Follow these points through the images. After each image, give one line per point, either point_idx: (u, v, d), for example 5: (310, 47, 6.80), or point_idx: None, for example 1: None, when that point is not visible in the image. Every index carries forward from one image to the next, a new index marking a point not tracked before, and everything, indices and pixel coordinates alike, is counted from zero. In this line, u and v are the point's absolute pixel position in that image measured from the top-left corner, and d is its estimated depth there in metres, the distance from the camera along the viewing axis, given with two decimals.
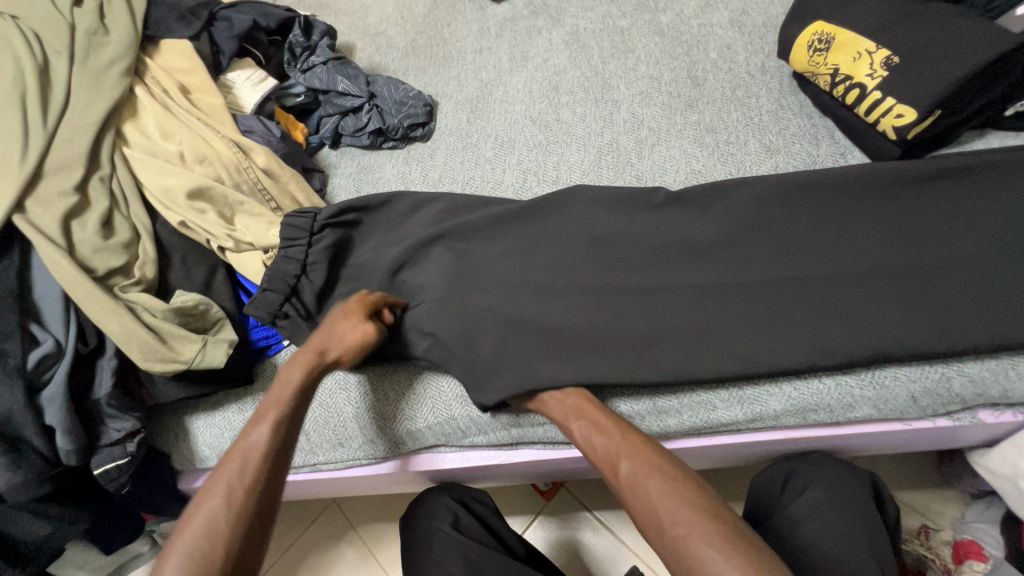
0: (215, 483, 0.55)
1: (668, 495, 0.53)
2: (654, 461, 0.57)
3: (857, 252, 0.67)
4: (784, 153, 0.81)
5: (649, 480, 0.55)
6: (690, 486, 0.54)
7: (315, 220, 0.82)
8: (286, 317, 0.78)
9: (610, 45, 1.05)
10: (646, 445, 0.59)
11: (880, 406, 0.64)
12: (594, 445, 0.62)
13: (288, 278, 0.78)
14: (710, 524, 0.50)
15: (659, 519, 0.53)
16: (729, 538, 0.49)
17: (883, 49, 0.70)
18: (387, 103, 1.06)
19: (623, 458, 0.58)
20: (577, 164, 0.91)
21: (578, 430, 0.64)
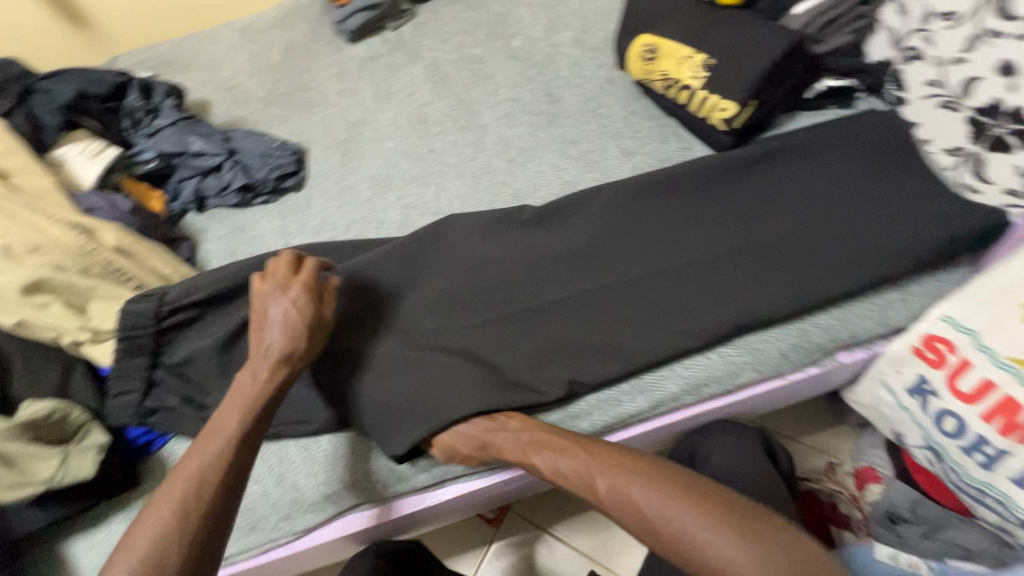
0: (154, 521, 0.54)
1: (655, 496, 0.54)
2: (628, 462, 0.58)
3: (715, 233, 0.74)
4: (640, 153, 0.88)
5: (631, 485, 0.56)
6: (677, 480, 0.55)
7: (162, 303, 0.77)
8: (154, 413, 0.76)
9: (469, 73, 1.09)
10: (626, 455, 0.59)
11: (759, 368, 0.70)
12: (570, 470, 0.60)
13: (141, 373, 0.76)
14: (703, 517, 0.51)
15: (658, 529, 0.53)
16: (727, 518, 0.51)
17: (700, 53, 0.79)
18: (250, 156, 1.01)
19: (598, 476, 0.58)
20: (456, 191, 0.92)
21: (542, 461, 0.62)
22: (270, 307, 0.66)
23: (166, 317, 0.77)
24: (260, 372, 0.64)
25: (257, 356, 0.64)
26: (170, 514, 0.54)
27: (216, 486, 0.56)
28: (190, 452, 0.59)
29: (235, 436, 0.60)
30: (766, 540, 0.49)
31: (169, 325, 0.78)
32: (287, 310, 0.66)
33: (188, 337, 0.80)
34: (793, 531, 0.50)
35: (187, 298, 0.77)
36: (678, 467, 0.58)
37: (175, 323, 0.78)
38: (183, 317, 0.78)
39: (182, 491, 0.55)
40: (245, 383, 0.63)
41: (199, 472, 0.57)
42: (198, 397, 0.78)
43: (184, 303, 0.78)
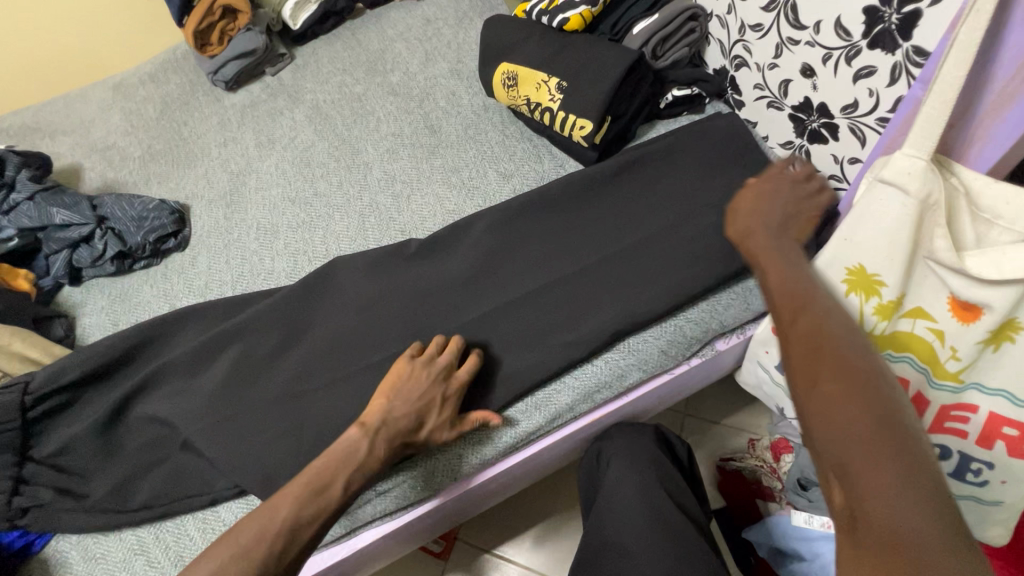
0: (246, 542, 0.52)
1: (809, 355, 0.38)
2: (827, 308, 0.40)
3: (590, 244, 0.78)
4: (518, 175, 0.91)
5: (798, 312, 0.40)
6: (854, 381, 0.35)
7: (27, 391, 0.73)
8: (27, 513, 0.69)
9: (351, 111, 1.10)
10: (809, 294, 0.41)
11: (644, 367, 0.73)
12: (790, 279, 0.43)
13: (9, 470, 0.70)
14: (872, 424, 0.33)
15: (792, 376, 0.38)
16: (873, 409, 0.34)
17: (554, 77, 0.83)
18: (123, 222, 0.95)
19: (801, 307, 0.40)
20: (344, 231, 0.92)
21: (770, 265, 0.46)
22: (409, 387, 0.66)
23: (33, 406, 0.73)
24: (378, 448, 0.62)
25: (377, 420, 0.64)
26: (263, 542, 0.53)
27: (308, 527, 0.55)
28: (269, 502, 0.56)
29: (339, 488, 0.58)
30: (871, 448, 0.33)
31: (37, 414, 0.73)
32: (422, 391, 0.66)
33: (61, 424, 0.75)
34: (963, 528, 0.32)
35: (56, 381, 0.74)
36: (904, 395, 0.35)
37: (43, 411, 0.74)
38: (55, 403, 0.75)
39: (252, 546, 0.52)
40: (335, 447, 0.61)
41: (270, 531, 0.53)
42: (78, 487, 0.72)
43: (52, 388, 0.74)
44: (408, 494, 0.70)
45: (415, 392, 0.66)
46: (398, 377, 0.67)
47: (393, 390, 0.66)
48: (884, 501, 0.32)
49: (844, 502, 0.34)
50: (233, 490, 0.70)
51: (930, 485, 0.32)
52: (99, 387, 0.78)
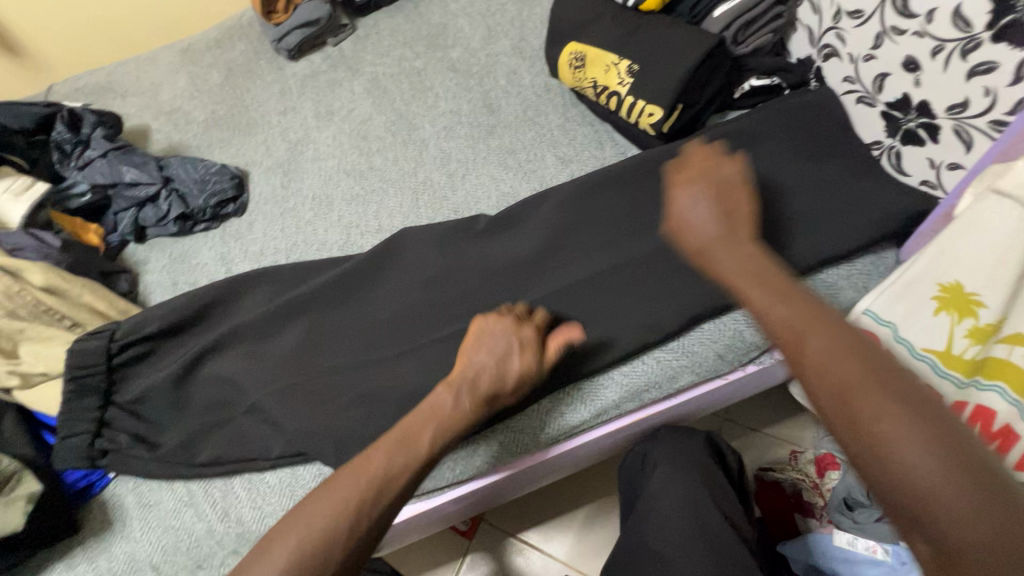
0: (355, 474, 0.53)
1: (917, 399, 0.38)
2: (837, 341, 0.42)
3: (649, 237, 0.75)
4: (577, 161, 0.88)
5: (845, 363, 0.41)
6: (951, 437, 0.36)
7: (112, 339, 0.77)
8: (106, 454, 0.74)
9: (409, 86, 1.08)
10: (865, 349, 0.41)
11: (697, 370, 0.71)
12: (769, 321, 0.46)
13: (91, 414, 0.75)
14: (932, 433, 0.36)
15: (822, 391, 0.41)
16: (964, 462, 0.35)
17: (625, 60, 0.79)
18: (187, 184, 0.99)
19: (810, 333, 0.43)
20: (397, 208, 0.92)
21: (758, 296, 0.48)
22: (488, 343, 0.63)
23: (119, 354, 0.78)
24: (462, 405, 0.59)
25: (459, 380, 0.61)
26: (371, 477, 0.52)
27: (415, 465, 0.55)
28: (332, 485, 0.52)
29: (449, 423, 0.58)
30: (970, 498, 0.34)
31: (120, 362, 0.78)
32: (500, 346, 0.63)
33: (140, 374, 0.79)
34: None
35: (138, 332, 0.78)
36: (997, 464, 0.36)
37: (126, 359, 0.78)
38: (137, 353, 0.79)
39: (330, 529, 0.50)
40: (388, 438, 0.56)
41: (348, 513, 0.50)
42: (153, 436, 0.77)
43: (138, 339, 0.78)
44: (448, 476, 0.70)
45: (494, 348, 0.63)
46: (476, 337, 0.64)
47: (472, 350, 0.63)
48: (971, 551, 0.34)
49: (923, 546, 0.36)
50: (300, 457, 0.73)
51: (1001, 492, 0.35)
52: (174, 341, 0.81)
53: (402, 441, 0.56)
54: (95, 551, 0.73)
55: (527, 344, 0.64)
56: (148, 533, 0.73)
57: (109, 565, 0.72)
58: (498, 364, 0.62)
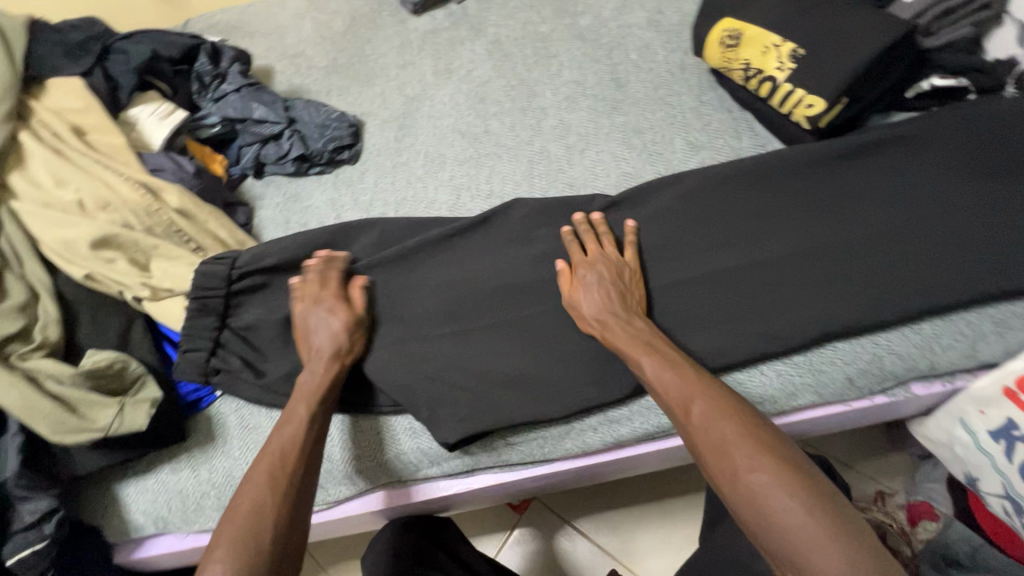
0: (259, 470, 0.59)
1: (770, 454, 0.51)
2: (725, 405, 0.55)
3: (785, 240, 0.70)
4: (709, 148, 0.82)
5: (730, 428, 0.53)
6: (801, 480, 0.49)
7: (233, 267, 0.81)
8: (218, 373, 0.79)
9: (533, 52, 1.05)
10: (741, 411, 0.54)
11: (820, 392, 0.65)
12: (670, 382, 0.58)
13: (210, 333, 0.79)
14: (793, 483, 0.48)
15: (724, 461, 0.52)
16: (816, 499, 0.47)
17: (788, 43, 0.72)
18: (309, 127, 1.02)
19: (697, 399, 0.56)
20: (509, 175, 0.90)
21: (652, 365, 0.60)
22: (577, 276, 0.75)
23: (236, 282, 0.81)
24: (354, 345, 0.72)
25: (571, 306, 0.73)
26: (263, 475, 0.58)
27: (294, 463, 0.60)
28: (242, 485, 0.58)
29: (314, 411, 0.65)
30: (830, 535, 0.45)
31: (237, 290, 0.81)
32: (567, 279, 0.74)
33: (253, 304, 0.83)
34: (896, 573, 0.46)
35: (255, 264, 0.81)
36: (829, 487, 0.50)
37: (243, 288, 0.81)
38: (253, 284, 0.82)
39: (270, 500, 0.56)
40: (276, 439, 0.62)
41: (271, 484, 0.58)
42: (259, 363, 0.80)
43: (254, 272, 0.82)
44: (536, 452, 0.70)
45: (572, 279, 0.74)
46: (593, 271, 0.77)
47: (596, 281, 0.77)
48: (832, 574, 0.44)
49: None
50: (391, 408, 0.74)
51: (844, 530, 0.46)
52: (284, 277, 0.84)
53: (292, 426, 0.63)
54: (199, 460, 0.78)
55: (633, 289, 0.69)
56: (247, 454, 0.77)
57: (211, 475, 0.77)
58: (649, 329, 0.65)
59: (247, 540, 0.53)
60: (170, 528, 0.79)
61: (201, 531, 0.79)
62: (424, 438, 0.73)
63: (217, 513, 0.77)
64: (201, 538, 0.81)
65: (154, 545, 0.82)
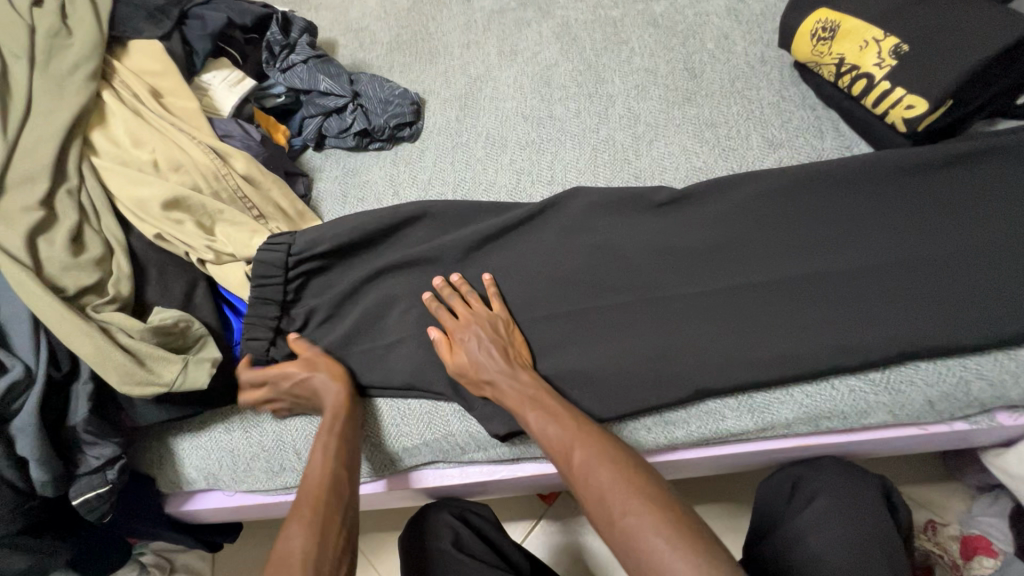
0: (306, 502, 0.61)
1: (639, 497, 0.52)
2: (609, 450, 0.57)
3: (867, 249, 0.66)
4: (788, 147, 0.78)
5: (602, 473, 0.55)
6: (676, 516, 0.51)
7: (289, 254, 0.79)
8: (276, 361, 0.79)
9: (603, 36, 1.01)
10: (620, 457, 0.56)
11: (895, 412, 0.62)
12: (549, 434, 0.60)
13: (269, 321, 0.79)
14: (665, 530, 0.49)
15: (607, 507, 0.53)
16: (685, 535, 0.49)
17: (892, 37, 0.67)
18: (372, 102, 1.01)
19: (577, 448, 0.58)
20: (572, 162, 0.88)
21: (541, 421, 0.62)
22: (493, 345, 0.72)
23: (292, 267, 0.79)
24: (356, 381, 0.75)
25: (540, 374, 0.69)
26: (313, 505, 0.61)
27: (334, 488, 0.63)
28: (290, 521, 0.59)
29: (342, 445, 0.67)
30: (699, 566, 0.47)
31: (294, 275, 0.80)
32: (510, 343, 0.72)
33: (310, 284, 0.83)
34: None
35: (311, 251, 0.79)
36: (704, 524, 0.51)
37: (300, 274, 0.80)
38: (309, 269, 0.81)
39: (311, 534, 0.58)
40: (313, 474, 0.64)
41: (317, 517, 0.59)
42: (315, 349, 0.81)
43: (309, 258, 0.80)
44: None
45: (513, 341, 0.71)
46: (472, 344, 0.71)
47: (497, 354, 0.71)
48: None
49: None
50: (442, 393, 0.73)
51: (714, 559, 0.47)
52: (341, 260, 0.82)
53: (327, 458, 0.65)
54: (250, 423, 0.80)
55: (518, 346, 0.71)
56: (297, 421, 0.79)
57: (261, 438, 0.79)
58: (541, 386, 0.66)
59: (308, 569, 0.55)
60: (219, 485, 0.82)
61: (248, 491, 0.82)
62: (473, 421, 0.73)
63: (265, 475, 0.79)
64: (247, 497, 0.84)
65: (204, 500, 0.85)
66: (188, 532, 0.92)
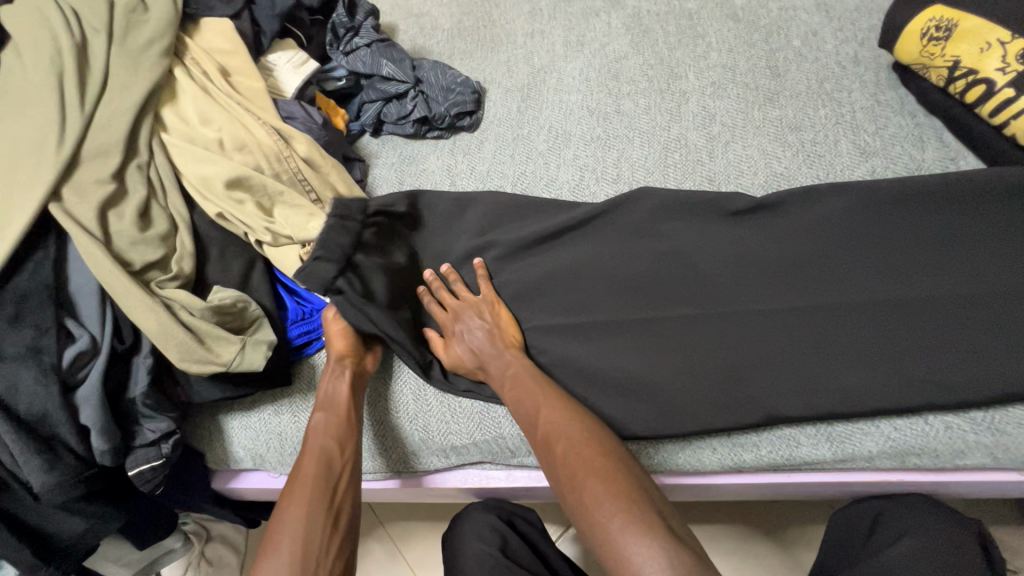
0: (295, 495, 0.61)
1: (592, 471, 0.55)
2: (572, 430, 0.60)
3: (971, 275, 0.60)
4: (882, 156, 0.72)
5: (560, 442, 0.59)
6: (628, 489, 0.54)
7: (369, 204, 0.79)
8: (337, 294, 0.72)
9: (677, 29, 0.95)
10: (579, 433, 0.60)
11: (996, 455, 0.56)
12: (522, 414, 0.63)
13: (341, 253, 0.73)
14: (618, 501, 0.53)
15: (563, 481, 0.57)
16: (629, 503, 0.53)
17: (1020, 38, 0.60)
18: (433, 89, 0.99)
19: (558, 441, 0.59)
20: (640, 161, 0.84)
21: (525, 410, 0.63)
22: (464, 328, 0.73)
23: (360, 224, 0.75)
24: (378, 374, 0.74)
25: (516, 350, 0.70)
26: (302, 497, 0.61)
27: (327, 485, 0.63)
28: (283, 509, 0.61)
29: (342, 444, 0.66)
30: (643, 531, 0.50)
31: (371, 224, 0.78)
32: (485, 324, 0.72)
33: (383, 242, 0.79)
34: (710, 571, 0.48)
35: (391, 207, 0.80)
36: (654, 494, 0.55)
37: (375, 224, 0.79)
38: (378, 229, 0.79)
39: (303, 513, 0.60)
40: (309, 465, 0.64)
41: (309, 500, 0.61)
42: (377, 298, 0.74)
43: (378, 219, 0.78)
44: (645, 463, 0.65)
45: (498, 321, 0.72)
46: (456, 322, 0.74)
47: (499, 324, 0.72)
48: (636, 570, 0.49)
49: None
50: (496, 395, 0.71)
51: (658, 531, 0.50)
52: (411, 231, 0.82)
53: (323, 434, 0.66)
54: (299, 408, 0.80)
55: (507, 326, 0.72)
56: None
57: None
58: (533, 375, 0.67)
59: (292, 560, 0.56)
60: (265, 466, 0.82)
61: None
62: None
63: None
64: None
65: (249, 479, 0.86)
66: (232, 508, 0.93)
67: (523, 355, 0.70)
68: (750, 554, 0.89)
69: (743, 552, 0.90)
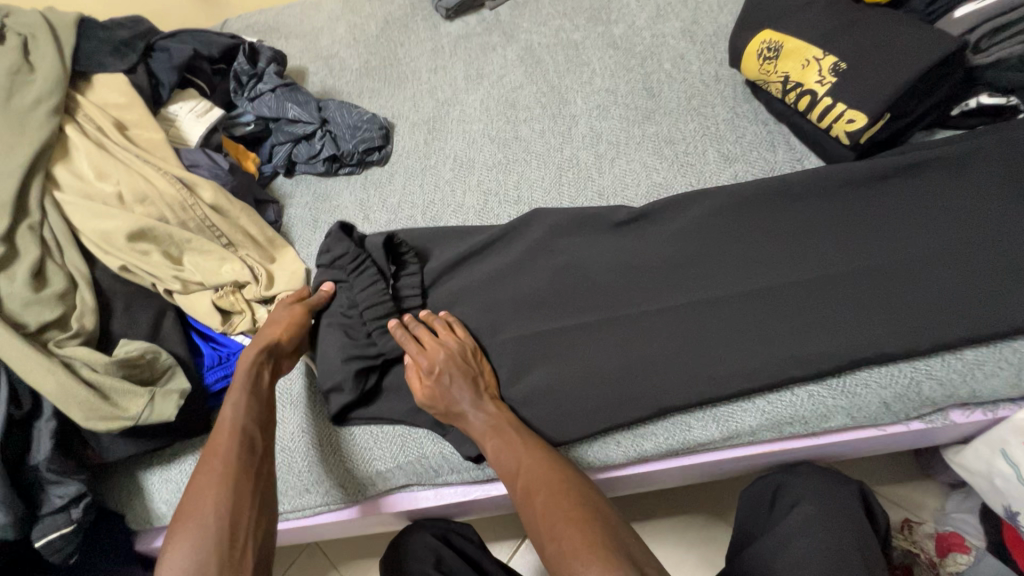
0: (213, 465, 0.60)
1: (536, 473, 0.60)
2: (512, 437, 0.64)
3: (819, 259, 0.68)
4: (742, 161, 0.81)
5: (506, 451, 0.62)
6: (570, 490, 0.58)
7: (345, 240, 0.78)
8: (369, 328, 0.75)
9: (565, 59, 1.04)
10: (523, 441, 0.63)
11: (853, 415, 0.63)
12: (477, 427, 0.65)
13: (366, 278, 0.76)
14: (564, 499, 0.57)
15: (515, 486, 0.60)
16: (567, 502, 0.57)
17: (830, 56, 0.71)
18: (341, 128, 1.02)
19: (523, 474, 0.60)
20: (538, 182, 0.90)
21: (491, 449, 0.63)
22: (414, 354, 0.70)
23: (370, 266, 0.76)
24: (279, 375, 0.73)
25: (465, 362, 0.70)
26: (224, 465, 0.60)
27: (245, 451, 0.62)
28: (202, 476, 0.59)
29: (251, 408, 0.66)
30: (580, 528, 0.54)
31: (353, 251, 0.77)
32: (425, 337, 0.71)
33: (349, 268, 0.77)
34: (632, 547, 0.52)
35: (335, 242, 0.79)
36: (591, 490, 0.59)
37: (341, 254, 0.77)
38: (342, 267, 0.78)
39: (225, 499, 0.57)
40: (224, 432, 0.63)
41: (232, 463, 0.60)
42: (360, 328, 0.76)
43: (368, 252, 0.78)
44: None
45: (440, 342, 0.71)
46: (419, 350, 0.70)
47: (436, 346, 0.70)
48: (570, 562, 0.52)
49: None
50: (415, 418, 0.73)
51: (588, 523, 0.54)
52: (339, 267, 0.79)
53: (244, 413, 0.65)
54: None
55: (452, 341, 0.71)
56: None
57: None
58: (474, 402, 0.66)
59: (216, 523, 0.56)
60: None
61: None
62: (447, 443, 0.73)
63: None
64: None
65: None
66: None
67: (472, 371, 0.69)
68: (685, 541, 0.94)
69: (679, 540, 0.94)
